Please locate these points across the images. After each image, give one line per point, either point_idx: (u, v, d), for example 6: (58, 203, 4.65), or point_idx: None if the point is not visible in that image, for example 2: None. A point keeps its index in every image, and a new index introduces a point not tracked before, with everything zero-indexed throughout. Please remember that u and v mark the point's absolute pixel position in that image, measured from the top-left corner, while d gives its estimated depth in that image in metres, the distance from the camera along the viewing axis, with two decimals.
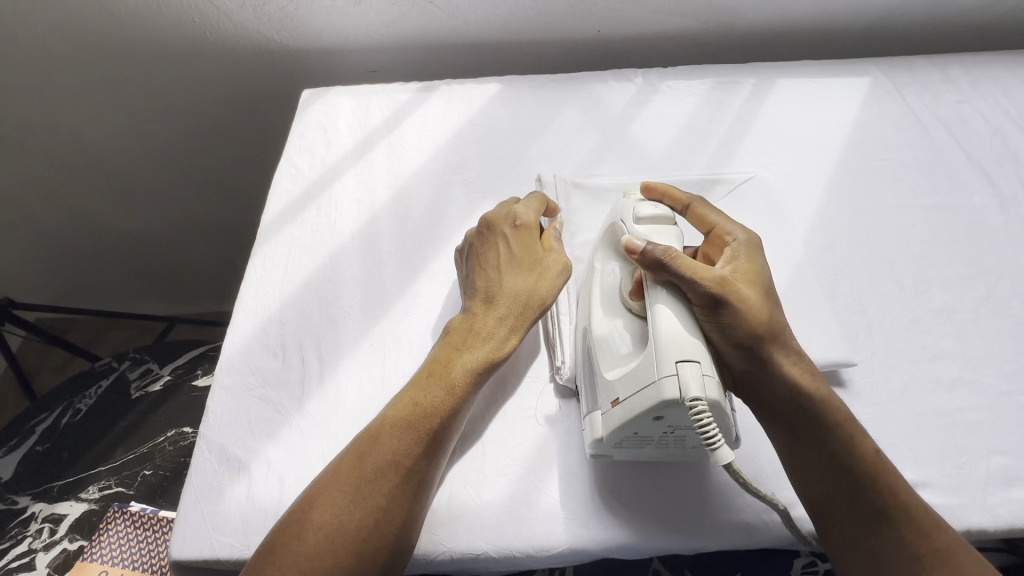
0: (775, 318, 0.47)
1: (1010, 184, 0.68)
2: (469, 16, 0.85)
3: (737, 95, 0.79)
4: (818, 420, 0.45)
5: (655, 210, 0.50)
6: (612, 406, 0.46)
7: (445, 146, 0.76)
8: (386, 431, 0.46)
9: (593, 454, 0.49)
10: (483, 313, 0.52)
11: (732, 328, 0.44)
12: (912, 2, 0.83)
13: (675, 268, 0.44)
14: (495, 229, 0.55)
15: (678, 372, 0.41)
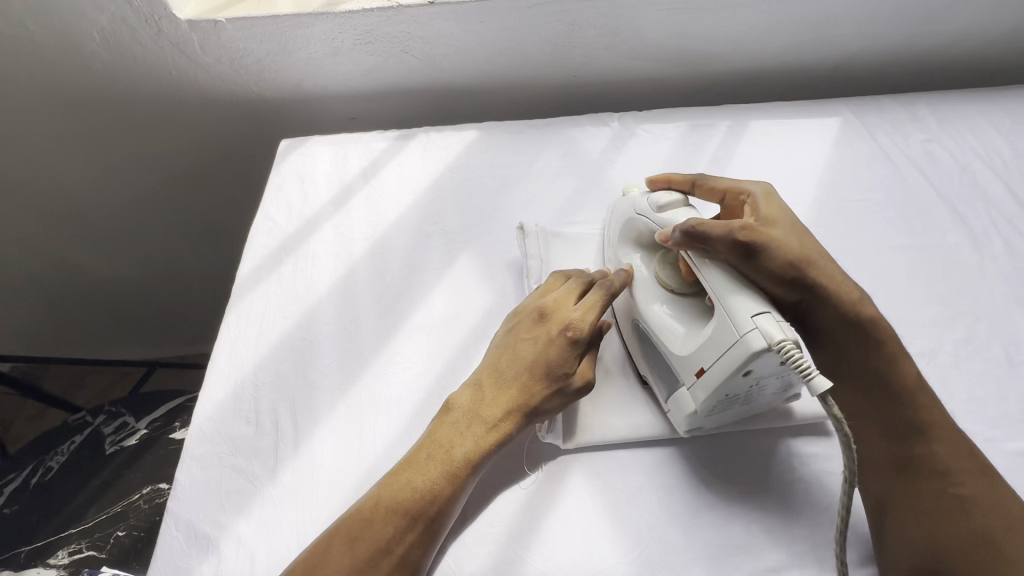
0: (802, 243, 0.52)
1: (983, 221, 0.69)
2: (446, 64, 0.86)
3: (713, 137, 0.80)
4: (870, 348, 0.51)
5: (669, 197, 0.54)
6: (697, 376, 0.48)
7: (424, 195, 0.76)
8: (380, 515, 0.45)
9: (686, 429, 0.52)
10: (491, 398, 0.51)
11: (772, 263, 0.50)
12: (876, 45, 0.85)
13: (709, 235, 0.48)
14: (547, 325, 0.53)
15: (757, 326, 0.44)
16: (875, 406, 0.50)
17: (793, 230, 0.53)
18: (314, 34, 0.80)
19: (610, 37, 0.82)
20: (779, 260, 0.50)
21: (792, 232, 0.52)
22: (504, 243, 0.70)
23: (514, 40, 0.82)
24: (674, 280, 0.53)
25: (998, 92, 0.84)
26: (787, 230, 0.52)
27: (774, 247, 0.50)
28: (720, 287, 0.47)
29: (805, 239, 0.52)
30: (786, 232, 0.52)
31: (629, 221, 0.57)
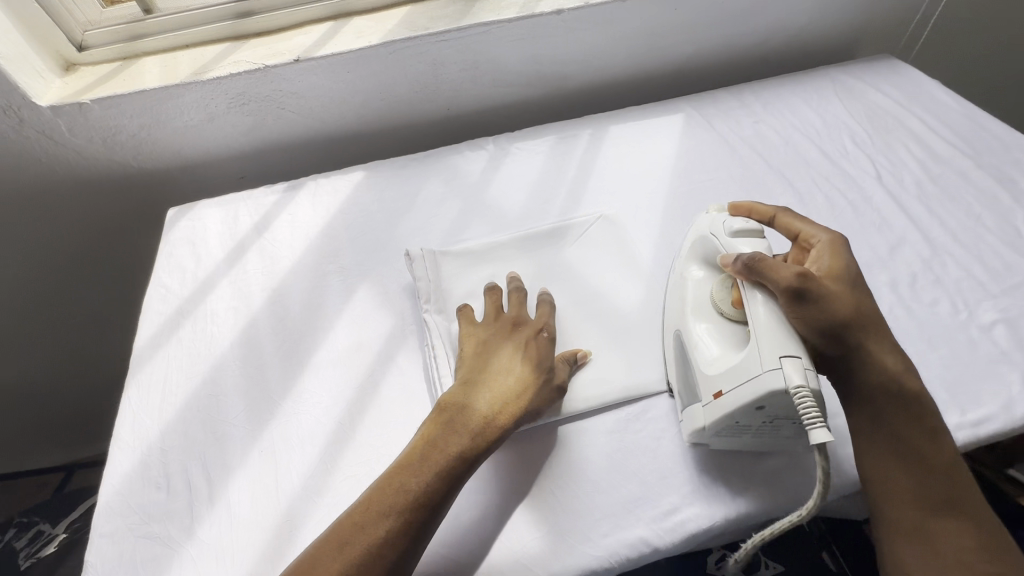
0: (860, 304, 0.52)
1: (807, 182, 0.81)
2: (324, 113, 0.90)
3: (577, 146, 0.89)
4: (913, 411, 0.50)
5: (746, 226, 0.57)
6: (714, 398, 0.51)
7: (317, 238, 0.79)
8: (370, 519, 0.46)
9: (691, 442, 0.55)
10: (484, 398, 0.54)
11: (825, 312, 0.49)
12: (702, 49, 0.98)
13: (764, 271, 0.50)
14: (522, 333, 0.59)
15: (781, 366, 0.46)
16: (920, 477, 0.48)
17: (856, 290, 0.53)
18: (186, 103, 0.83)
19: (470, 70, 0.90)
20: (832, 309, 0.50)
21: (853, 291, 0.53)
22: (398, 271, 0.74)
23: (383, 84, 0.89)
24: (726, 305, 0.54)
25: (807, 75, 0.99)
26: (849, 289, 0.52)
27: (830, 296, 0.50)
28: (759, 320, 0.49)
29: (862, 300, 0.52)
30: (848, 288, 0.52)
31: (705, 223, 0.62)
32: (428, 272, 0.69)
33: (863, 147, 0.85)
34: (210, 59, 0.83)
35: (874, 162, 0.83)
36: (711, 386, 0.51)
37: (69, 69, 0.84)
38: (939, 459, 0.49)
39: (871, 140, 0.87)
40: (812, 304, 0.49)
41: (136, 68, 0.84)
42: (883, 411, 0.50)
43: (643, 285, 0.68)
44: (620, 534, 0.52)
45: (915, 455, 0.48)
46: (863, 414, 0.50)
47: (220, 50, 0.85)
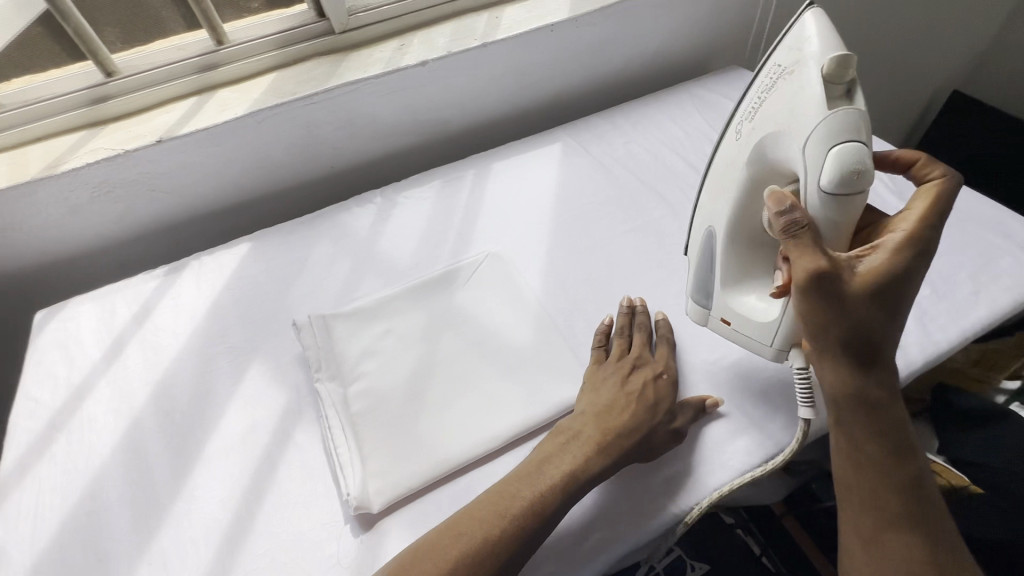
0: (880, 314, 0.47)
1: (676, 194, 0.86)
2: (200, 189, 0.88)
3: (463, 187, 0.91)
4: (890, 428, 0.47)
5: (844, 192, 0.47)
6: (723, 320, 0.61)
7: (204, 319, 0.76)
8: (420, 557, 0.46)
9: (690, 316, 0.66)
10: (585, 436, 0.54)
11: (842, 312, 0.45)
12: (570, 81, 1.04)
13: (799, 240, 0.46)
14: (646, 364, 0.61)
15: (794, 351, 0.56)
16: (887, 484, 0.46)
17: (897, 297, 0.47)
18: (42, 200, 0.79)
19: (347, 127, 0.91)
20: (855, 308, 0.45)
21: (893, 292, 0.47)
22: (291, 342, 0.72)
23: (259, 152, 0.88)
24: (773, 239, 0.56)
25: (669, 93, 1.07)
26: (892, 293, 0.47)
27: (858, 291, 0.46)
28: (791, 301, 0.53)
29: (897, 307, 0.47)
30: (890, 293, 0.47)
31: (766, 134, 0.52)
32: (318, 339, 0.68)
33: None
34: (64, 150, 0.80)
35: None
36: (722, 310, 0.61)
37: None
38: (915, 477, 0.46)
39: None
40: (830, 297, 0.45)
41: None
42: (853, 421, 0.48)
43: (532, 318, 0.70)
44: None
45: (882, 466, 0.47)
46: (848, 419, 0.48)
47: (76, 140, 0.82)
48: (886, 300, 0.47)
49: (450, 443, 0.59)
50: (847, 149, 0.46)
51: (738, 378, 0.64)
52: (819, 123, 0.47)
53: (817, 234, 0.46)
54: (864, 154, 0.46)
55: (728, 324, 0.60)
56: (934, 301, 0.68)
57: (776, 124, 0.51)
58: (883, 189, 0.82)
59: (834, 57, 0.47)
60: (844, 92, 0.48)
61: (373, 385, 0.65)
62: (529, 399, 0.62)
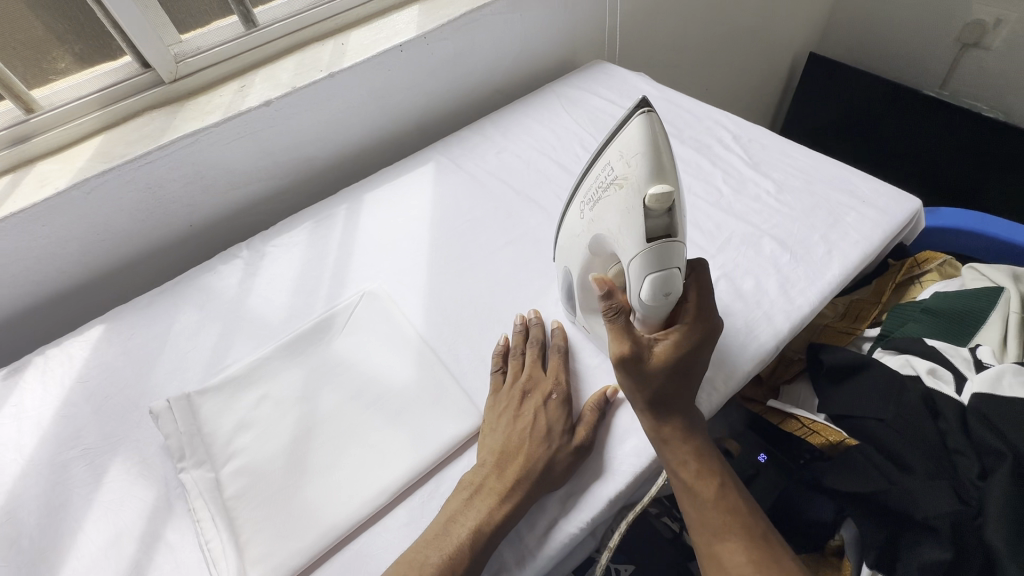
0: (678, 384, 0.53)
1: (550, 198, 0.86)
2: (35, 275, 0.79)
3: (335, 225, 0.87)
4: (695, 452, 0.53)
5: (659, 303, 0.48)
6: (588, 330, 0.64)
7: (53, 423, 0.68)
8: None
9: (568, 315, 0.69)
10: (488, 490, 0.52)
11: (640, 383, 0.52)
12: (436, 98, 1.02)
13: (616, 323, 0.51)
14: (543, 388, 0.60)
15: None
16: (702, 498, 0.52)
17: (694, 363, 0.53)
18: None
19: (197, 182, 0.85)
20: (650, 379, 0.51)
21: (688, 358, 0.53)
22: (155, 430, 0.65)
23: (97, 225, 0.80)
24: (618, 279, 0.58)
25: (536, 98, 1.07)
26: (686, 360, 0.53)
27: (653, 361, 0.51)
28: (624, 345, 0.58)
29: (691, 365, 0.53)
30: (684, 362, 0.53)
31: (599, 235, 0.50)
32: (185, 422, 0.63)
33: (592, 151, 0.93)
34: None
35: None
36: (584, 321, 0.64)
37: None
38: (721, 485, 0.53)
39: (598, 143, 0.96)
40: (632, 374, 0.51)
41: None
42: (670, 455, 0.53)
43: (412, 356, 0.67)
44: None
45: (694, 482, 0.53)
46: (661, 452, 0.54)
47: None
48: (683, 363, 0.53)
49: (335, 508, 0.55)
50: (659, 280, 0.46)
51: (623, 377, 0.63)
52: (637, 256, 0.46)
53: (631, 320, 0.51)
54: (671, 281, 0.47)
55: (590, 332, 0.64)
56: (793, 265, 0.71)
57: (611, 232, 0.48)
58: (740, 164, 0.85)
59: (654, 190, 0.43)
60: (667, 210, 0.45)
61: (249, 459, 0.60)
62: (415, 440, 0.59)
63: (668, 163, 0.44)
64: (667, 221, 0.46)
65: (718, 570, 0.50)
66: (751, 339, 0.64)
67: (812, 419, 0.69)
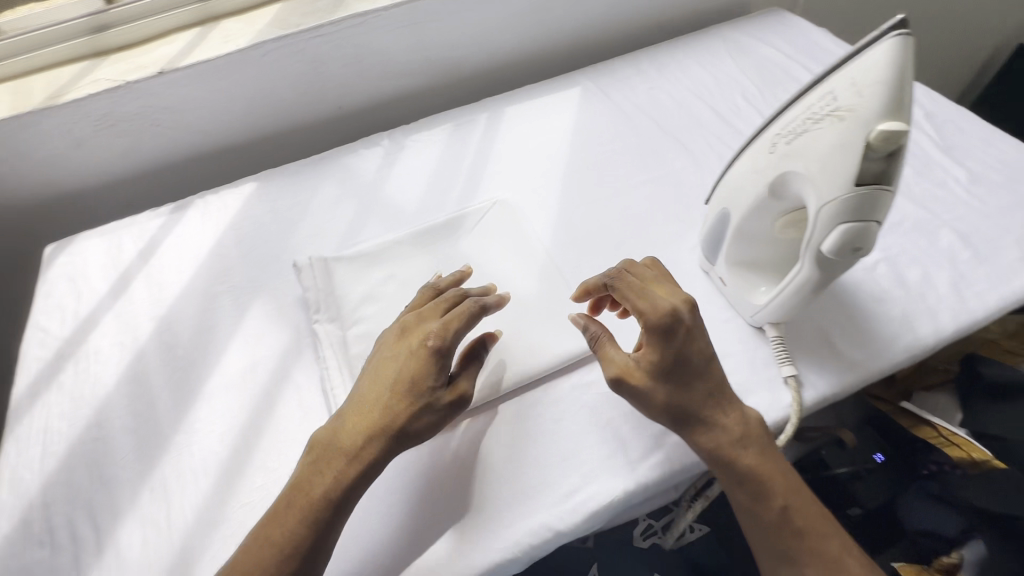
0: (683, 390, 0.50)
1: (700, 144, 0.81)
2: (206, 126, 0.86)
3: (474, 131, 0.86)
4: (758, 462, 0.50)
5: (847, 255, 0.46)
6: (724, 281, 0.62)
7: (207, 258, 0.75)
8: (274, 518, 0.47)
9: (701, 264, 0.66)
10: (328, 451, 0.50)
11: (648, 400, 0.51)
12: (595, 20, 0.97)
13: (601, 349, 0.53)
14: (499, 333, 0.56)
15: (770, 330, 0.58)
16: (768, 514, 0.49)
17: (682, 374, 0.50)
18: (46, 131, 0.78)
19: (355, 64, 0.87)
20: (654, 401, 0.50)
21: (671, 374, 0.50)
22: (293, 284, 0.71)
23: (263, 90, 0.85)
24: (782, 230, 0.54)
25: (701, 36, 0.98)
26: (667, 377, 0.50)
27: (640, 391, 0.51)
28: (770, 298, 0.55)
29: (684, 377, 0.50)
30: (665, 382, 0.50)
31: (790, 175, 0.47)
32: (326, 282, 0.68)
33: (754, 103, 0.85)
34: (68, 79, 0.78)
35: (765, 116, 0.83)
36: (722, 270, 0.61)
37: None
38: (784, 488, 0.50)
39: (763, 95, 0.87)
40: (630, 393, 0.51)
41: None
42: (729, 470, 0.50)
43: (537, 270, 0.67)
44: (520, 523, 0.51)
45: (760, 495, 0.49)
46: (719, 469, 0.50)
47: (78, 69, 0.79)
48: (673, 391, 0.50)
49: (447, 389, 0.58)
50: (854, 230, 0.44)
51: (752, 338, 0.60)
52: (838, 199, 0.43)
53: (608, 343, 0.54)
54: (866, 234, 0.44)
55: (725, 284, 0.61)
56: (972, 265, 0.63)
57: (807, 169, 0.46)
58: (930, 145, 0.75)
59: (884, 129, 0.40)
60: (887, 155, 0.42)
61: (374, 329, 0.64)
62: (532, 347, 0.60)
63: (902, 106, 0.41)
64: (881, 168, 0.43)
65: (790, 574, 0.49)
66: (906, 331, 0.58)
67: (953, 431, 0.71)
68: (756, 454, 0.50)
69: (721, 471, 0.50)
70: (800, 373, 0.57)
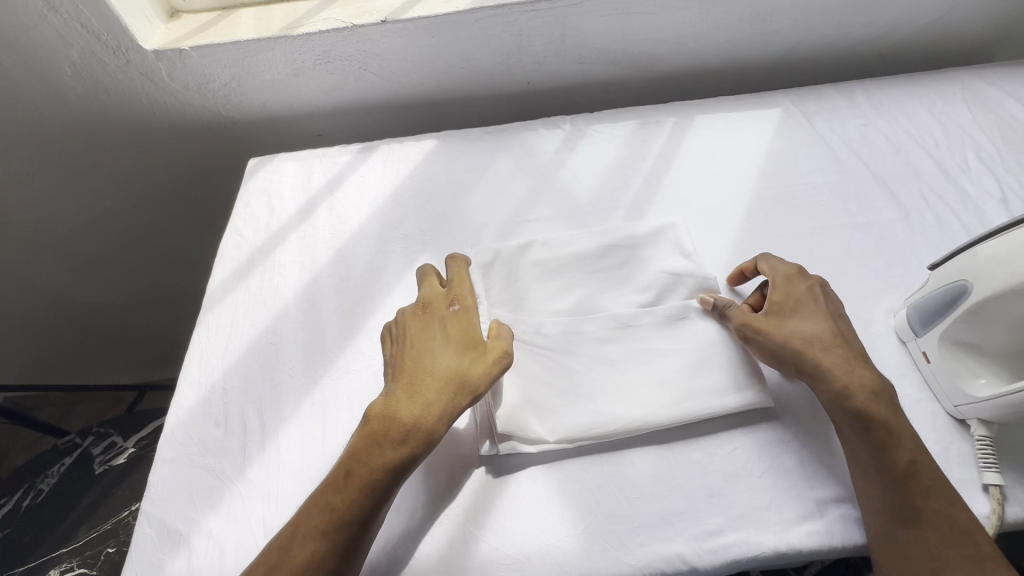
0: (817, 331, 0.54)
1: (914, 198, 0.72)
2: (405, 76, 0.90)
3: (659, 133, 0.83)
4: (854, 384, 0.51)
5: None
6: (926, 357, 0.55)
7: (384, 202, 0.79)
8: (370, 456, 0.50)
9: (896, 331, 0.60)
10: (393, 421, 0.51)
11: (779, 343, 0.54)
12: (811, 39, 0.90)
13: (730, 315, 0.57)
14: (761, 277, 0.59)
15: (977, 425, 0.51)
16: (859, 426, 0.49)
17: (800, 315, 0.55)
18: (275, 57, 0.85)
19: (556, 43, 0.87)
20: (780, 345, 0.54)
21: (799, 313, 0.55)
22: (461, 244, 0.74)
23: (465, 53, 0.87)
24: None
25: (933, 75, 0.87)
26: (797, 317, 0.55)
27: (764, 331, 0.55)
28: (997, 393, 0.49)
29: (812, 319, 0.55)
30: (789, 318, 0.55)
31: None
32: (490, 287, 0.64)
33: (989, 164, 0.75)
34: (301, 14, 0.85)
35: (1000, 182, 0.73)
36: (928, 347, 0.55)
37: (173, 15, 0.87)
38: (886, 402, 0.50)
39: (1000, 157, 0.76)
40: (758, 342, 0.55)
41: (233, 19, 0.86)
42: (826, 389, 0.51)
43: (693, 286, 0.62)
44: (657, 547, 0.49)
45: (854, 408, 0.50)
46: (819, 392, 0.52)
47: (311, 6, 0.86)
48: (798, 325, 0.55)
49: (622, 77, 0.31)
50: None
51: (950, 428, 0.53)
52: None
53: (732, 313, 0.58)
54: None
55: (929, 361, 0.55)
56: None
57: None
58: None
59: None
60: None
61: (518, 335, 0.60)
62: (694, 366, 0.57)
63: None
64: None
65: (883, 491, 0.47)
66: None
67: None
68: (860, 374, 0.51)
69: (820, 388, 0.52)
70: (1006, 483, 0.49)
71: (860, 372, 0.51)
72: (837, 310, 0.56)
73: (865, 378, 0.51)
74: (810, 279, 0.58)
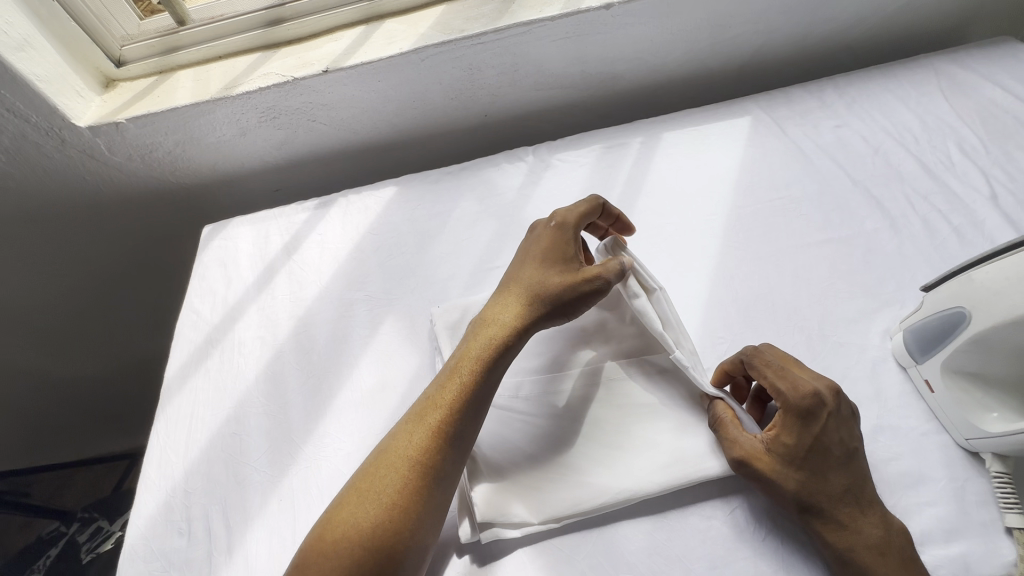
0: (828, 481, 0.46)
1: (898, 203, 0.69)
2: (356, 123, 0.86)
3: (627, 156, 0.79)
4: (865, 544, 0.44)
5: None
6: (928, 385, 0.52)
7: (345, 261, 0.75)
8: (439, 388, 0.51)
9: (893, 354, 0.56)
10: (423, 416, 0.50)
11: (781, 490, 0.47)
12: (775, 39, 0.86)
13: (726, 438, 0.50)
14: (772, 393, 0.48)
15: (990, 461, 0.48)
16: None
17: (812, 459, 0.46)
18: (218, 119, 0.81)
19: (509, 72, 0.83)
20: (782, 491, 0.47)
21: (812, 459, 0.46)
22: (428, 302, 0.69)
23: (417, 94, 0.83)
24: None
25: (906, 64, 0.83)
26: (810, 462, 0.47)
27: (770, 479, 0.47)
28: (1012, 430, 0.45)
29: (823, 467, 0.46)
30: (798, 462, 0.47)
31: None
32: None
33: (973, 158, 0.71)
34: (241, 70, 0.81)
35: (987, 175, 0.69)
36: (930, 376, 0.51)
37: (108, 85, 0.83)
38: (899, 564, 0.44)
39: (984, 148, 0.72)
40: (757, 480, 0.48)
41: (171, 83, 0.82)
42: (832, 544, 0.45)
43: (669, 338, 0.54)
44: None
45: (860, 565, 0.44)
46: (822, 542, 0.46)
47: (251, 60, 0.82)
48: (807, 475, 0.46)
49: None
50: None
51: (965, 464, 0.49)
52: None
53: (727, 431, 0.50)
54: None
55: (932, 391, 0.51)
56: None
57: None
58: None
59: None
60: None
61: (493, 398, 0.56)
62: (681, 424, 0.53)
63: None
64: None
65: None
66: None
67: None
68: (872, 532, 0.45)
69: (824, 540, 0.46)
70: None
71: (872, 530, 0.45)
72: (852, 445, 0.47)
73: (880, 538, 0.45)
74: (825, 412, 0.47)
